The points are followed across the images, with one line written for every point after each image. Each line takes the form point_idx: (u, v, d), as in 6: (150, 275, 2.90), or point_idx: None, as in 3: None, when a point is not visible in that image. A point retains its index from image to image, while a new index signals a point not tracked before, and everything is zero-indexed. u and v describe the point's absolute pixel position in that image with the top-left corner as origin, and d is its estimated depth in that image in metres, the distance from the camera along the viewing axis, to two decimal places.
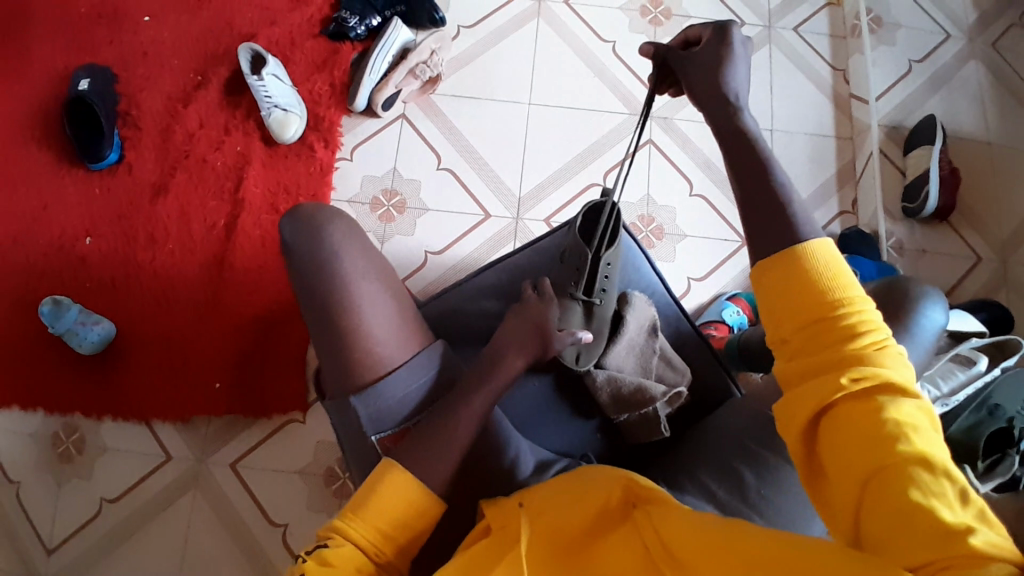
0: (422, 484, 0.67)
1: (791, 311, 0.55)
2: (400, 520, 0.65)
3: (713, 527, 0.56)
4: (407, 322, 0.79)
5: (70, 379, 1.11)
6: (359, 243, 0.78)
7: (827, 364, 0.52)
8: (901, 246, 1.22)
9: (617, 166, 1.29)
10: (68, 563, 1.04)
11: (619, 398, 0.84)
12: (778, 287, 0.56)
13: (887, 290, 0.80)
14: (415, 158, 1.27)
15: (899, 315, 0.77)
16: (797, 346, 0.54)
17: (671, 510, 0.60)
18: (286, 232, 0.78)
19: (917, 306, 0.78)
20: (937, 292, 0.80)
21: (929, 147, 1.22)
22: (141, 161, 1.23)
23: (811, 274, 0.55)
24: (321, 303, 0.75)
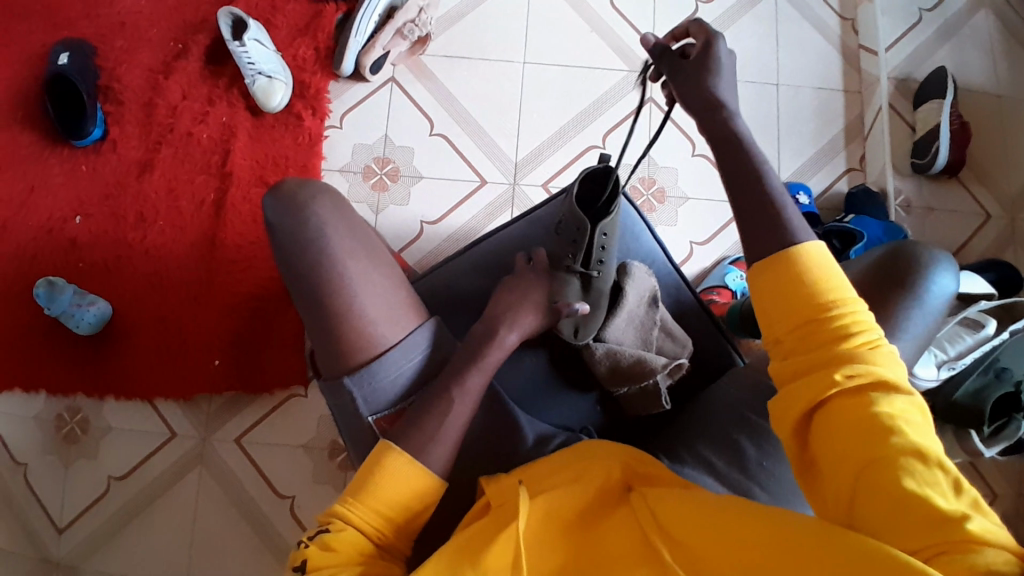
0: (421, 465, 0.67)
1: (783, 310, 0.54)
2: (401, 503, 0.65)
3: (708, 509, 0.55)
4: (400, 301, 0.77)
5: (69, 360, 1.11)
6: (346, 222, 0.76)
7: (819, 362, 0.51)
8: (909, 204, 1.18)
9: (617, 127, 1.24)
10: (80, 541, 1.06)
11: (619, 372, 0.83)
12: (769, 286, 0.55)
13: (891, 257, 0.78)
14: (407, 125, 1.23)
15: (903, 284, 0.75)
16: (788, 344, 0.53)
17: (669, 494, 0.59)
18: (271, 213, 0.75)
19: (924, 274, 0.76)
20: (947, 257, 0.78)
21: (940, 101, 1.17)
22: (126, 136, 1.20)
23: (803, 273, 0.54)
24: (310, 285, 0.74)
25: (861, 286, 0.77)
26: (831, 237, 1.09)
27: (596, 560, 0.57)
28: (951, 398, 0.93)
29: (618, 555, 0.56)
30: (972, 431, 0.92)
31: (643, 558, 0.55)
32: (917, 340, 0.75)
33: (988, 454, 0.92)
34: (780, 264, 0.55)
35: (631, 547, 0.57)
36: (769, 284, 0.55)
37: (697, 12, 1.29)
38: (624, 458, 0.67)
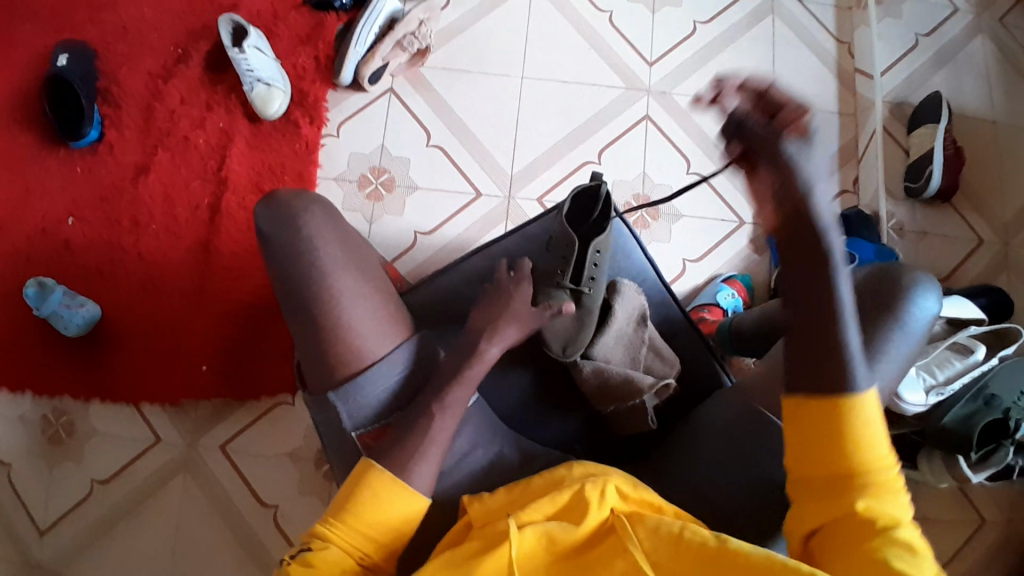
0: (412, 487, 0.66)
1: (813, 443, 0.56)
2: (390, 525, 0.65)
3: (704, 549, 0.58)
4: (388, 313, 0.77)
5: (57, 362, 1.10)
6: (338, 232, 0.76)
7: (840, 491, 0.55)
8: (902, 227, 1.19)
9: (613, 144, 1.24)
10: (60, 547, 1.04)
11: (605, 390, 0.83)
12: (800, 416, 0.57)
13: (875, 281, 0.78)
14: (404, 136, 1.23)
15: (890, 307, 0.75)
16: (812, 471, 0.56)
17: (657, 526, 0.61)
18: (262, 220, 0.75)
19: (907, 296, 0.76)
20: (928, 279, 0.78)
21: (934, 125, 1.18)
22: (123, 139, 1.20)
23: (840, 413, 0.55)
24: (298, 294, 0.74)
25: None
26: None
27: None
28: (941, 424, 0.92)
29: None
30: (960, 457, 0.91)
31: None
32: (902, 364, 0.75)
33: (976, 480, 0.91)
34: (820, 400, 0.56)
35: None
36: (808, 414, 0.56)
37: (695, 32, 1.30)
38: (620, 486, 0.67)
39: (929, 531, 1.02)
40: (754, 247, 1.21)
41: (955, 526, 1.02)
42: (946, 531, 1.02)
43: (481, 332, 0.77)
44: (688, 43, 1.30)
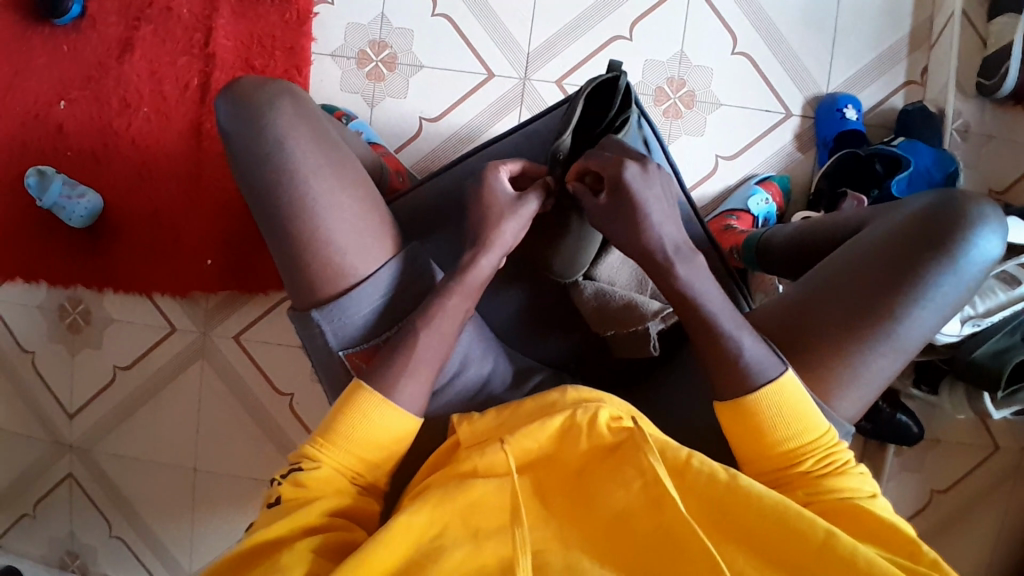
0: (405, 411, 0.64)
1: (751, 439, 0.62)
2: (384, 446, 0.64)
3: (712, 482, 0.57)
4: (374, 226, 0.70)
5: (64, 253, 1.09)
6: (312, 132, 0.68)
7: (785, 471, 0.61)
8: (967, 129, 1.05)
9: (647, 15, 1.07)
10: (92, 425, 1.12)
11: (605, 314, 0.78)
12: (731, 419, 0.63)
13: (930, 215, 0.67)
14: (407, 4, 1.09)
15: (941, 251, 0.66)
16: (757, 461, 0.63)
17: (660, 449, 0.60)
18: (231, 129, 0.68)
19: (965, 235, 0.66)
20: (996, 215, 0.68)
21: (1018, 14, 0.99)
22: (104, 10, 1.09)
23: (773, 409, 0.61)
24: (275, 219, 0.68)
25: (891, 247, 0.67)
26: (873, 160, 0.98)
27: (596, 522, 0.58)
28: (970, 356, 0.87)
29: (620, 518, 0.57)
30: (985, 393, 0.88)
31: (649, 518, 0.56)
32: (943, 312, 0.67)
33: (997, 415, 0.89)
34: (757, 407, 0.61)
35: (638, 514, 0.57)
36: (752, 420, 0.62)
37: None
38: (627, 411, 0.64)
39: (937, 453, 1.02)
40: (798, 145, 1.08)
41: (965, 449, 1.01)
42: (952, 453, 1.02)
43: (471, 252, 0.71)
44: None
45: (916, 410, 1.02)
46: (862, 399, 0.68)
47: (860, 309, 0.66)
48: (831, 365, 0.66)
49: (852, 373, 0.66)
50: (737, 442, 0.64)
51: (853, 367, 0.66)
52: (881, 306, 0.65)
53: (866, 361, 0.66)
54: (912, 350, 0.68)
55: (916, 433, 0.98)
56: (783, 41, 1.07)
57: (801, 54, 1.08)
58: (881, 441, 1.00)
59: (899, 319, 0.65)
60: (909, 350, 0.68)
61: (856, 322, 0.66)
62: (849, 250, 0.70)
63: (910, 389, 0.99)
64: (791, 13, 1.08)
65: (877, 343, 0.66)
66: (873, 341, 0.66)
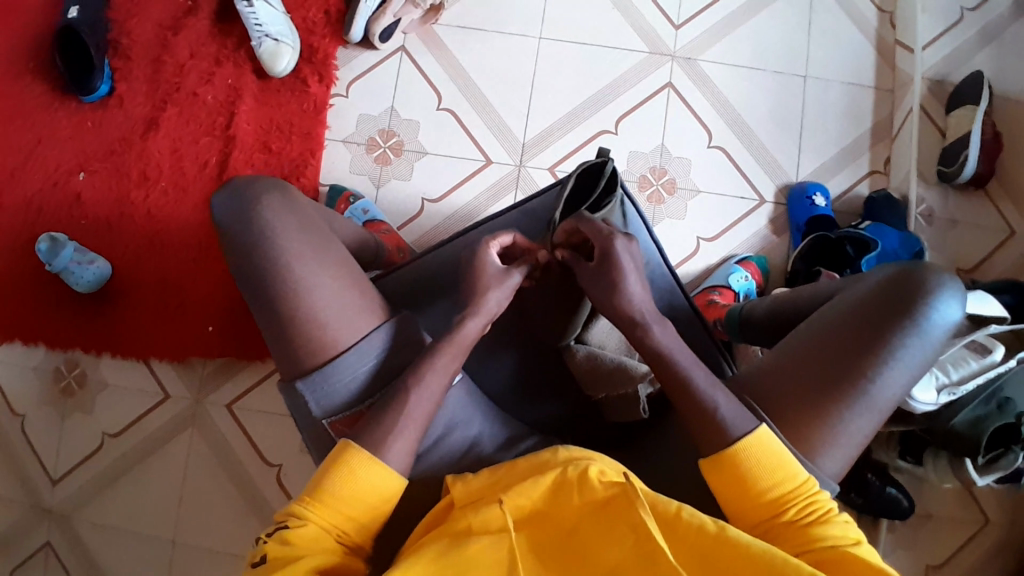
0: (392, 467, 0.63)
1: (736, 491, 0.63)
2: (374, 504, 0.62)
3: (702, 532, 0.57)
4: (352, 302, 0.71)
5: (68, 316, 1.12)
6: (296, 220, 0.72)
7: (774, 521, 0.61)
8: (931, 214, 1.15)
9: (632, 111, 1.19)
10: (72, 492, 1.09)
11: (596, 375, 0.80)
12: (717, 475, 0.64)
13: (895, 282, 0.72)
14: (416, 97, 1.20)
15: (908, 314, 0.69)
16: (744, 514, 0.63)
17: (652, 502, 0.59)
18: (226, 220, 0.72)
19: (928, 300, 0.70)
20: (955, 284, 0.72)
21: (973, 107, 1.13)
22: (134, 94, 1.18)
23: (750, 461, 0.63)
24: (275, 267, 0.69)
25: (862, 311, 0.71)
26: (843, 242, 1.05)
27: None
28: (949, 424, 0.89)
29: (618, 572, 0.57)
30: (966, 459, 0.89)
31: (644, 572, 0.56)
32: (914, 373, 0.70)
33: (981, 483, 0.90)
34: (737, 461, 0.63)
35: (629, 565, 0.57)
36: (733, 474, 0.63)
37: None
38: (616, 469, 0.63)
39: (930, 528, 1.02)
40: (773, 228, 1.16)
41: (959, 525, 1.01)
42: (943, 529, 1.02)
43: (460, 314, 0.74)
44: (720, 5, 1.23)
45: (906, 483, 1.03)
46: (844, 459, 0.70)
47: (836, 369, 0.69)
48: (811, 424, 0.68)
49: (833, 431, 0.68)
50: (724, 499, 0.64)
51: (833, 425, 0.68)
52: (855, 366, 0.68)
53: (845, 420, 0.68)
54: (887, 409, 0.70)
55: (906, 507, 0.99)
56: (755, 137, 1.19)
57: (772, 148, 1.19)
58: (872, 516, 1.01)
59: (874, 379, 0.68)
60: (885, 410, 0.70)
61: (833, 382, 0.68)
62: (822, 315, 0.74)
63: (897, 461, 1.02)
64: (761, 112, 1.20)
65: (855, 403, 0.68)
66: (850, 401, 0.68)
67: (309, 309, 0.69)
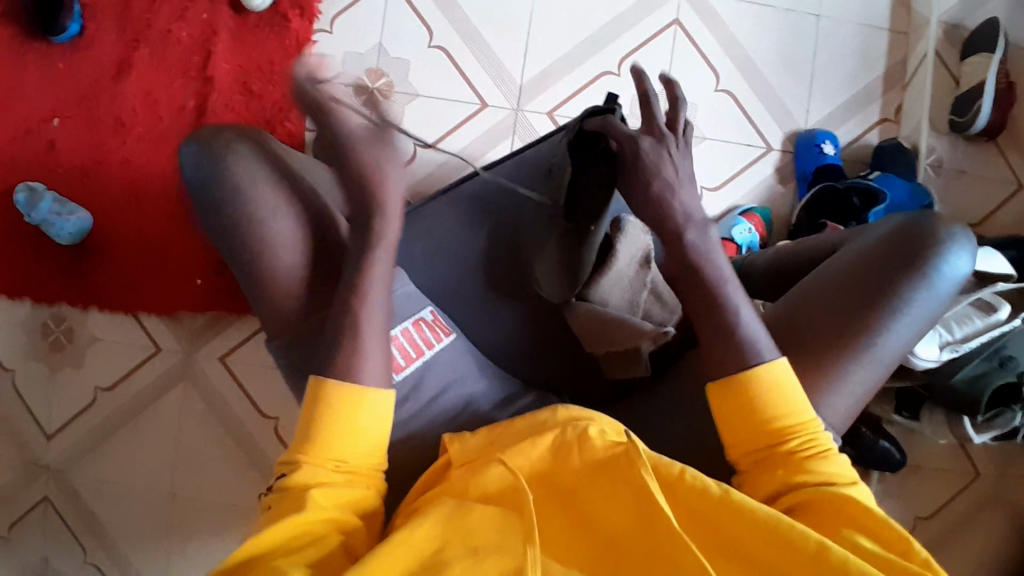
0: (373, 386, 0.59)
1: (742, 421, 0.60)
2: (364, 437, 0.58)
3: (706, 496, 0.55)
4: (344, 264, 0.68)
5: (51, 269, 1.09)
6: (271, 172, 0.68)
7: (775, 450, 0.59)
8: (940, 164, 1.11)
9: (636, 51, 1.12)
10: (68, 446, 1.09)
11: (596, 329, 0.76)
12: (724, 402, 0.61)
13: (904, 233, 0.69)
14: (404, 35, 1.13)
15: (915, 267, 0.67)
16: (743, 442, 0.60)
17: (654, 465, 0.58)
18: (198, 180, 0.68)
19: (938, 251, 0.67)
20: (967, 235, 0.69)
21: (990, 53, 1.08)
22: (103, 31, 1.11)
23: (756, 389, 0.60)
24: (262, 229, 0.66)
25: (868, 264, 0.68)
26: (850, 193, 1.02)
27: (586, 532, 0.57)
28: (948, 382, 0.89)
29: (615, 522, 0.56)
30: (965, 417, 0.91)
31: (643, 531, 0.55)
32: (917, 329, 0.68)
33: (977, 440, 0.92)
34: (744, 388, 0.60)
35: (627, 528, 0.56)
36: (737, 400, 0.60)
37: None
38: (618, 428, 0.62)
39: (919, 479, 1.04)
40: (778, 179, 1.12)
41: (947, 475, 1.04)
42: (932, 479, 1.04)
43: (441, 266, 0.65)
44: None
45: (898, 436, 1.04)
46: (844, 416, 0.68)
47: (839, 324, 0.67)
48: (814, 380, 0.66)
49: (838, 399, 0.66)
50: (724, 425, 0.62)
51: (835, 382, 0.66)
52: (859, 321, 0.66)
53: (847, 376, 0.66)
54: (888, 365, 0.68)
55: (898, 460, 1.00)
56: (764, 81, 1.13)
57: (780, 92, 1.13)
58: (864, 467, 1.02)
59: (878, 334, 0.66)
60: (886, 366, 0.68)
61: (836, 337, 0.66)
62: (829, 268, 0.71)
63: (892, 416, 1.02)
64: (771, 53, 1.13)
65: (858, 357, 0.66)
66: (852, 356, 0.66)
67: (299, 275, 0.66)
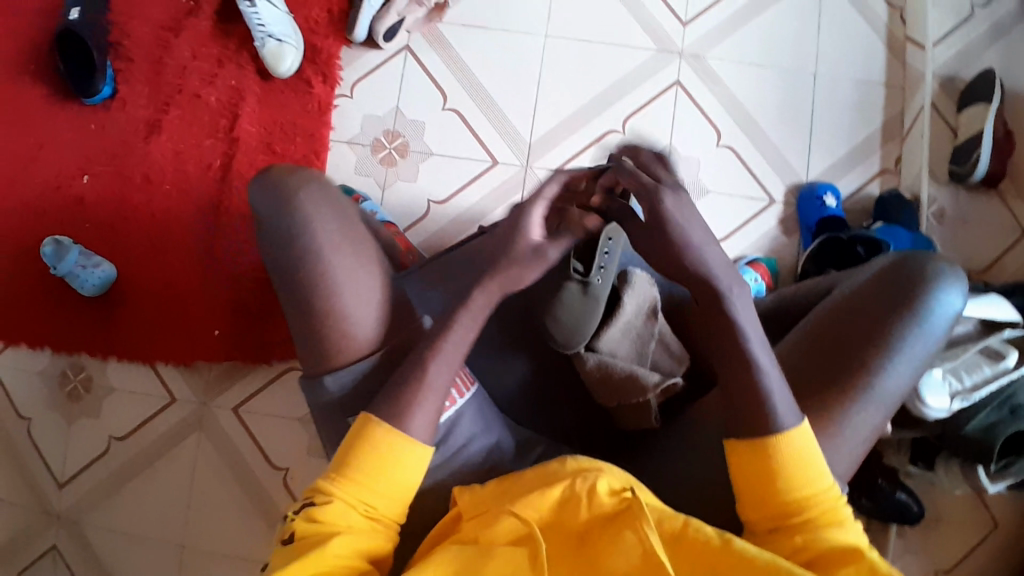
0: (419, 444, 0.61)
1: (758, 484, 0.60)
2: (398, 485, 0.60)
3: (707, 547, 0.56)
4: None
5: (74, 320, 1.12)
6: (336, 215, 0.67)
7: (785, 521, 0.59)
8: (942, 213, 1.14)
9: (640, 111, 1.18)
10: (81, 497, 1.09)
11: (608, 384, 0.77)
12: (742, 460, 0.61)
13: (895, 272, 0.70)
14: (420, 97, 1.19)
15: (903, 300, 0.68)
16: (757, 507, 0.60)
17: (658, 518, 0.59)
18: None
19: (929, 288, 0.68)
20: (956, 273, 0.71)
21: (986, 105, 1.11)
22: (136, 96, 1.18)
23: (775, 451, 0.59)
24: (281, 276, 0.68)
25: (860, 300, 0.70)
26: (855, 244, 1.03)
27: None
28: (960, 431, 0.89)
29: None
30: (980, 467, 0.88)
31: None
32: (915, 362, 0.68)
33: (992, 490, 0.89)
34: (761, 449, 0.60)
35: None
36: (754, 461, 0.60)
37: None
38: (626, 479, 0.62)
39: (939, 531, 1.02)
40: (783, 230, 1.15)
41: (970, 528, 1.01)
42: (953, 532, 1.02)
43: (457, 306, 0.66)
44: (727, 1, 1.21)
45: (916, 487, 1.02)
46: (852, 455, 0.67)
47: (836, 363, 0.67)
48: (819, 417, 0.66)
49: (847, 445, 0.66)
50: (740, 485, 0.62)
51: (838, 420, 0.66)
52: (855, 358, 0.67)
53: (850, 413, 0.66)
54: (892, 402, 0.68)
55: (916, 512, 0.99)
56: (765, 136, 1.17)
57: (781, 148, 1.17)
58: (885, 522, 1.00)
59: (875, 370, 0.66)
60: (890, 403, 0.68)
61: (834, 376, 0.67)
62: (825, 307, 0.72)
63: (908, 467, 1.00)
64: (770, 111, 1.18)
65: (861, 396, 0.66)
66: (853, 393, 0.66)
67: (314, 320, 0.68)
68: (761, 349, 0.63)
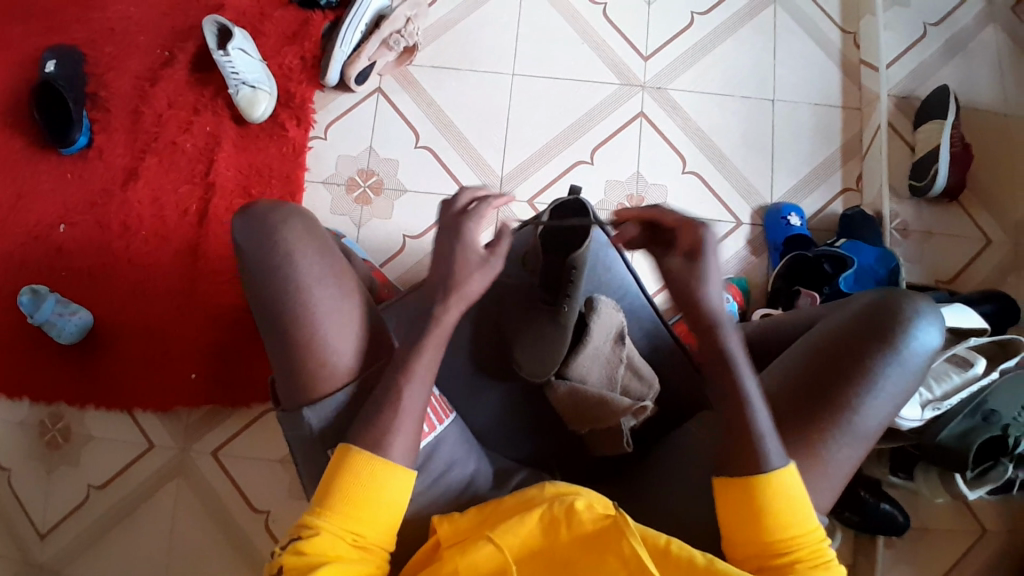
0: (394, 461, 0.60)
1: (747, 519, 0.60)
2: (381, 506, 0.59)
3: (693, 566, 0.56)
4: None
5: (51, 369, 1.12)
6: (321, 247, 0.68)
7: (770, 560, 0.58)
8: (905, 227, 1.17)
9: (607, 141, 1.21)
10: (59, 548, 1.07)
11: (580, 411, 0.78)
12: (731, 496, 0.61)
13: (872, 310, 0.68)
14: (393, 135, 1.22)
15: (887, 338, 0.66)
16: (744, 544, 0.59)
17: (642, 534, 0.58)
18: None
19: (905, 328, 0.66)
20: (934, 312, 0.68)
21: (941, 121, 1.15)
22: (113, 144, 1.20)
23: (766, 490, 0.59)
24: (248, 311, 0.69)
25: (838, 337, 0.68)
26: (821, 260, 1.06)
27: None
28: (937, 440, 0.89)
29: None
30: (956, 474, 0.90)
31: None
32: (896, 399, 0.66)
33: (973, 496, 0.90)
34: (754, 488, 0.59)
35: None
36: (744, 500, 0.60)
37: (694, 22, 1.27)
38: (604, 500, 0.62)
39: (926, 543, 1.01)
40: (753, 249, 1.17)
41: (956, 537, 1.01)
42: (942, 542, 1.01)
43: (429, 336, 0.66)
44: (687, 34, 1.26)
45: (900, 498, 1.03)
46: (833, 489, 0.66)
47: (815, 402, 0.66)
48: (803, 452, 0.64)
49: (822, 467, 0.65)
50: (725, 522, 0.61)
51: (818, 456, 0.64)
52: (838, 398, 0.65)
53: (832, 449, 0.64)
54: (875, 439, 0.66)
55: (901, 523, 0.99)
56: (729, 162, 1.21)
57: (746, 172, 1.20)
58: (870, 533, 1.00)
59: (858, 410, 0.65)
60: (871, 439, 0.66)
61: (816, 414, 0.65)
62: (804, 342, 0.70)
63: (889, 477, 1.01)
64: (733, 137, 1.22)
65: (838, 434, 0.65)
66: (836, 431, 0.65)
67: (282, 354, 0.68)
68: (742, 368, 0.63)
